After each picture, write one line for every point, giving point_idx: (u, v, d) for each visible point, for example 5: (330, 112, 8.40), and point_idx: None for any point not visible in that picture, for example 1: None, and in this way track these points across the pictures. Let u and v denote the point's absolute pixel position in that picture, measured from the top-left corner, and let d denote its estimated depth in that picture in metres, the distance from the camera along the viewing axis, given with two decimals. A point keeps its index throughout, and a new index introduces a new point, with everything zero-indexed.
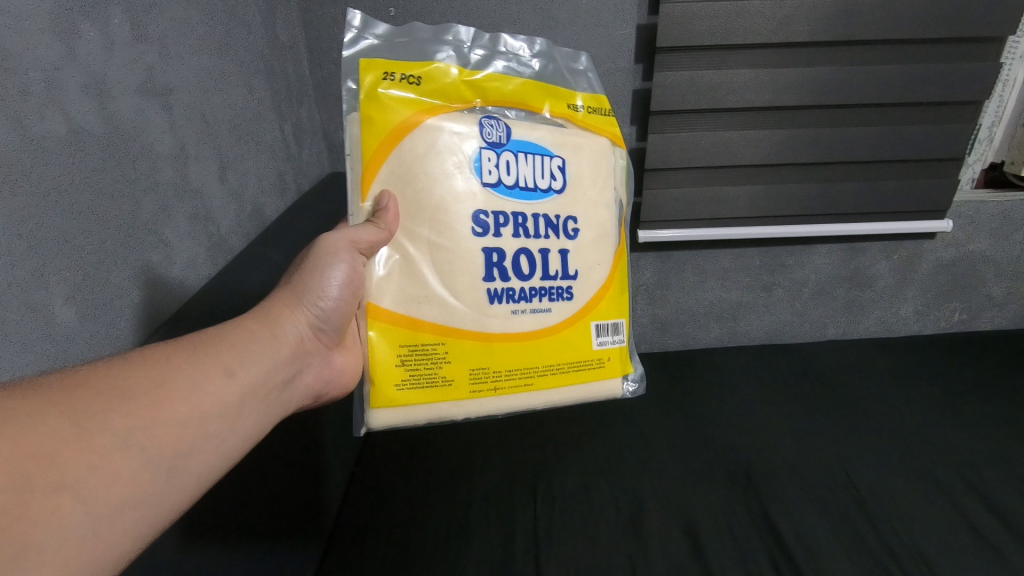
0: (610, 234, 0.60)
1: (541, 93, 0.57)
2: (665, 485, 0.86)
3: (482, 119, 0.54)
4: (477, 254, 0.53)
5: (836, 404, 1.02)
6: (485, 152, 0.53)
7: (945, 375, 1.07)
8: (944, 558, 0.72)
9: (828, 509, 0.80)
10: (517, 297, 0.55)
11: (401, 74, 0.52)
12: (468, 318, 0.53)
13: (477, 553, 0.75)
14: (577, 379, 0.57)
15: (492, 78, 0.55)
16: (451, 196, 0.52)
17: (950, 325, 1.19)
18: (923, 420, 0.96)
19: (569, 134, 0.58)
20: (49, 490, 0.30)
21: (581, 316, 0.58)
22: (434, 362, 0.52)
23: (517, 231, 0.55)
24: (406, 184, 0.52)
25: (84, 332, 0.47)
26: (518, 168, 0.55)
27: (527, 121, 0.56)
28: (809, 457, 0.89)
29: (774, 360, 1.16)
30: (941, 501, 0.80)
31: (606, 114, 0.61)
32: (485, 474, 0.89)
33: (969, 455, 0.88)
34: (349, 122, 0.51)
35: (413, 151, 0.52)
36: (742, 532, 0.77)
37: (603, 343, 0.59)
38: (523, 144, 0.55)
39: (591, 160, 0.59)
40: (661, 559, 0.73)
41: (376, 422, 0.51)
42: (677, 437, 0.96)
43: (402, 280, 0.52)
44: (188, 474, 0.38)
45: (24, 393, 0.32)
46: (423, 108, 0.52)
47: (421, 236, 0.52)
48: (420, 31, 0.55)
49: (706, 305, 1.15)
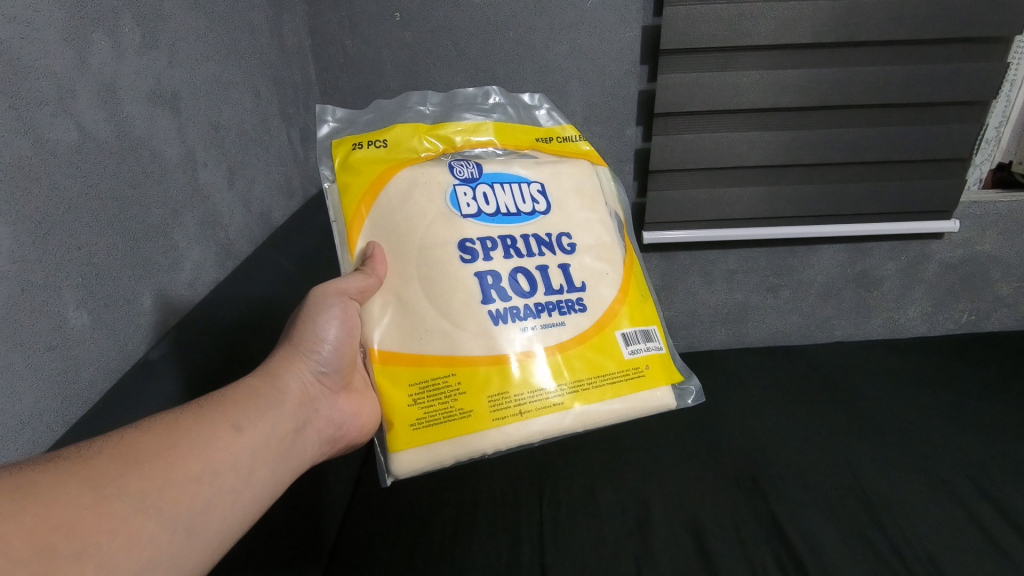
0: (613, 245, 0.60)
1: (505, 132, 0.61)
2: (670, 488, 0.86)
3: (450, 162, 0.58)
4: (470, 281, 0.54)
5: (843, 407, 1.01)
6: (459, 188, 0.57)
7: (953, 376, 1.07)
8: (952, 560, 0.72)
9: (834, 512, 0.79)
10: (523, 315, 0.54)
11: (368, 142, 0.58)
12: (476, 343, 0.53)
13: (484, 557, 0.75)
14: (614, 393, 0.55)
15: (454, 126, 0.60)
16: (433, 233, 0.55)
17: (958, 326, 1.19)
18: (931, 422, 0.96)
19: (544, 162, 0.61)
20: (73, 557, 0.31)
21: (600, 328, 0.56)
22: (448, 396, 0.52)
23: (508, 253, 0.56)
24: (389, 232, 0.55)
25: (96, 340, 0.48)
26: (496, 198, 0.57)
27: (499, 158, 0.60)
28: (815, 460, 0.89)
29: (780, 361, 1.16)
30: (950, 503, 0.80)
31: (579, 142, 0.65)
32: (490, 479, 0.90)
33: (976, 456, 0.88)
34: (329, 193, 0.57)
35: (390, 203, 0.56)
36: (749, 534, 0.77)
37: (635, 351, 0.57)
38: (496, 176, 0.58)
39: (572, 181, 0.61)
40: (667, 561, 0.73)
41: (400, 466, 0.51)
42: (682, 440, 0.96)
43: (398, 319, 0.54)
44: (207, 534, 0.39)
45: (43, 465, 0.34)
46: (393, 165, 0.57)
47: (411, 273, 0.54)
48: (381, 107, 0.62)
49: (711, 307, 1.15)
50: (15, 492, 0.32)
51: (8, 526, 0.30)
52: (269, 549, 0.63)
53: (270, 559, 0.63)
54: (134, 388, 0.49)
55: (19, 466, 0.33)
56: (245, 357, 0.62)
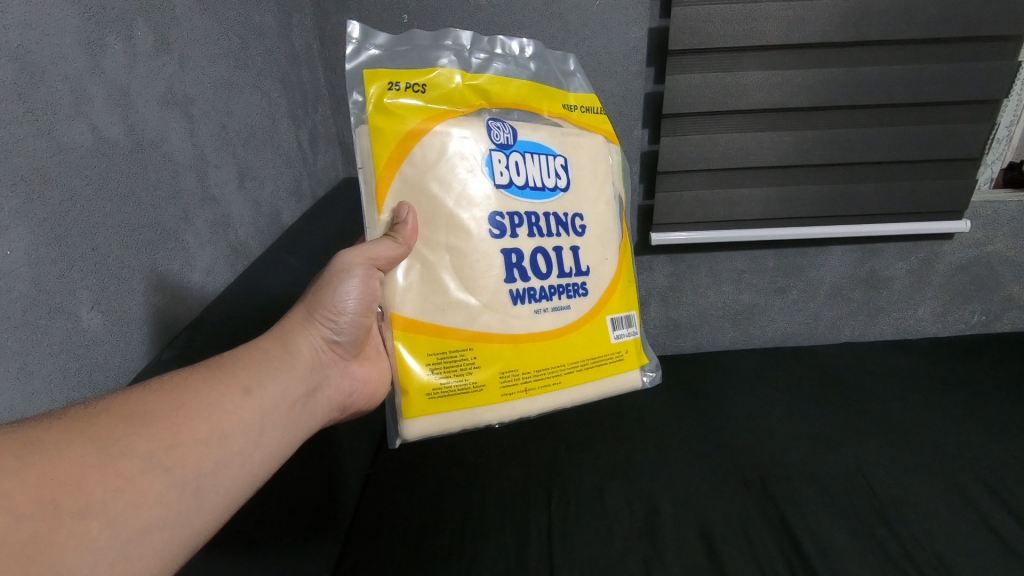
0: (614, 229, 0.61)
1: (540, 95, 0.59)
2: (678, 487, 0.85)
3: (488, 121, 0.55)
4: (496, 256, 0.53)
5: (852, 407, 1.01)
6: (495, 154, 0.54)
7: (963, 377, 1.06)
8: (964, 562, 0.71)
9: (844, 513, 0.79)
10: (538, 297, 0.55)
11: (405, 84, 0.53)
12: (493, 320, 0.53)
13: (492, 555, 0.75)
14: (601, 374, 0.58)
15: (493, 80, 0.56)
16: (465, 199, 0.53)
17: (968, 327, 1.18)
18: (941, 423, 0.95)
19: (569, 133, 0.59)
20: (78, 515, 0.32)
21: (598, 312, 0.58)
22: (464, 368, 0.52)
23: (531, 230, 0.55)
24: (420, 192, 0.53)
25: (110, 338, 0.49)
26: (526, 169, 0.56)
27: (529, 123, 0.58)
28: (824, 460, 0.89)
29: (788, 361, 1.15)
30: (962, 505, 0.79)
31: (598, 113, 0.63)
32: (498, 477, 0.90)
33: (987, 457, 0.87)
34: (358, 134, 0.52)
35: (424, 159, 0.53)
36: (758, 534, 0.76)
37: (620, 336, 0.60)
38: (529, 146, 0.56)
39: (590, 158, 0.60)
40: (676, 561, 0.73)
41: (411, 432, 0.52)
42: (690, 439, 0.95)
43: (425, 286, 0.53)
44: (215, 494, 0.40)
45: (47, 422, 0.34)
46: (430, 117, 0.53)
47: (439, 241, 0.53)
48: (418, 38, 0.56)
49: (719, 308, 1.15)
50: (18, 449, 0.31)
51: (11, 481, 0.30)
52: (278, 546, 0.64)
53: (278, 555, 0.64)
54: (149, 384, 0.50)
55: (23, 422, 0.33)
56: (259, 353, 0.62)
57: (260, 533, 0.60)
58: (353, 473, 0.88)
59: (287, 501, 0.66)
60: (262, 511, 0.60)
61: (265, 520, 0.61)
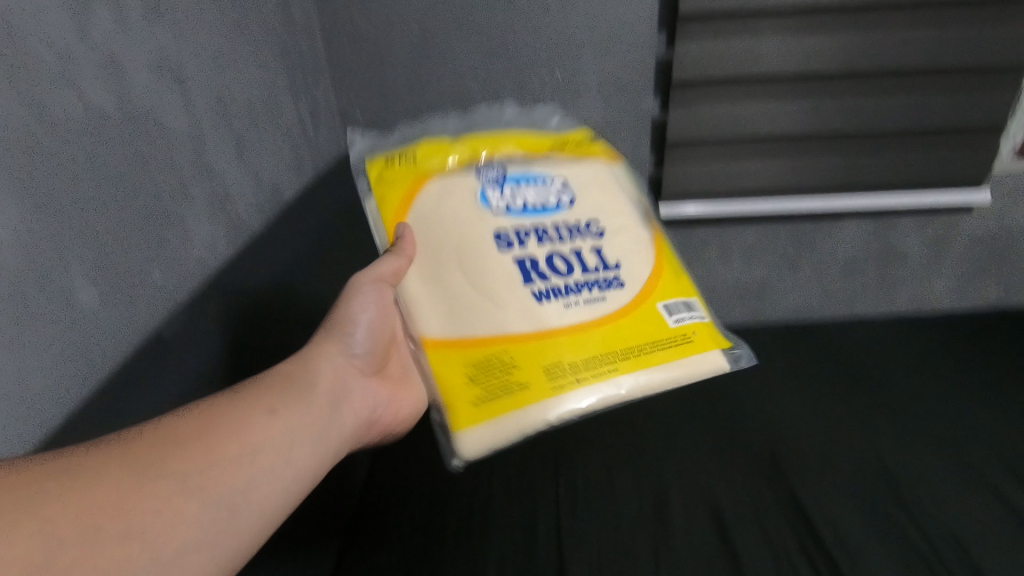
0: (638, 224, 0.60)
1: (527, 144, 0.64)
2: (688, 467, 0.84)
3: (478, 167, 0.60)
4: (511, 267, 0.54)
5: (867, 381, 0.99)
6: (489, 189, 0.58)
7: (981, 350, 1.03)
8: (983, 548, 0.70)
9: (858, 495, 0.78)
10: (563, 293, 0.54)
11: (398, 156, 0.61)
12: (521, 322, 0.52)
13: (500, 539, 0.75)
14: (666, 355, 0.52)
15: (478, 138, 0.63)
16: (469, 228, 0.56)
17: (987, 301, 1.15)
18: (958, 399, 0.93)
19: (566, 159, 0.62)
20: (117, 536, 0.34)
21: (641, 298, 0.55)
22: (502, 370, 0.51)
23: (542, 239, 0.56)
24: (428, 231, 0.57)
25: (109, 319, 0.48)
26: (525, 194, 0.58)
27: (523, 160, 0.62)
28: (838, 437, 0.87)
29: (801, 334, 1.13)
30: (981, 487, 0.78)
31: (595, 142, 0.66)
32: (505, 457, 0.89)
33: (1007, 435, 0.86)
34: (366, 200, 0.59)
35: (427, 208, 0.58)
36: (770, 516, 0.75)
37: (680, 320, 0.55)
38: (524, 175, 0.59)
39: (595, 175, 0.62)
40: (687, 544, 0.73)
41: (468, 447, 0.48)
42: (700, 415, 0.94)
43: (442, 310, 0.54)
44: (251, 515, 0.41)
45: (91, 448, 0.37)
46: (425, 176, 0.59)
47: (452, 266, 0.55)
48: (405, 131, 0.66)
49: (730, 283, 1.13)
50: (63, 474, 0.34)
51: (53, 507, 0.33)
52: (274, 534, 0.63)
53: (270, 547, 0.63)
54: (150, 372, 0.49)
55: (68, 450, 0.36)
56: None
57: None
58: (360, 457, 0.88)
59: None
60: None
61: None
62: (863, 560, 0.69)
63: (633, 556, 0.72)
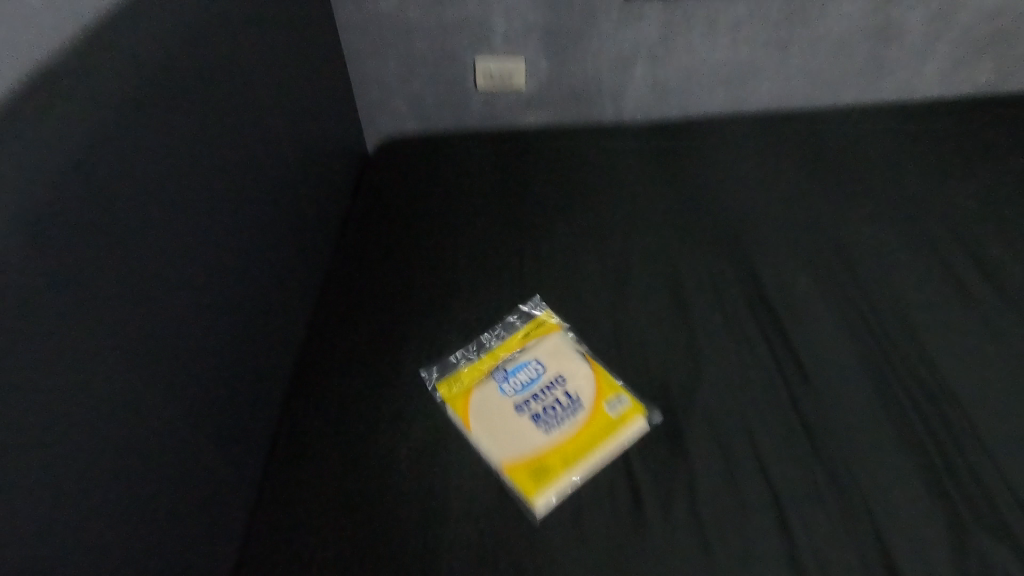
0: (581, 361, 0.77)
1: (517, 338, 0.81)
2: (642, 229, 0.95)
3: (495, 372, 0.77)
4: (525, 423, 0.70)
5: (821, 154, 1.07)
6: (501, 381, 0.75)
7: (945, 133, 1.10)
8: (919, 304, 0.81)
9: (806, 262, 0.88)
10: (549, 425, 0.70)
11: (453, 380, 0.76)
12: (541, 442, 0.68)
13: (468, 286, 0.88)
14: (614, 433, 0.68)
15: (495, 346, 0.80)
16: (501, 409, 0.72)
17: (975, 88, 1.17)
18: (907, 172, 1.02)
19: (540, 345, 0.79)
20: None
21: (595, 408, 0.71)
22: (542, 476, 0.65)
23: (535, 399, 0.73)
24: (483, 419, 0.71)
25: (46, 20, 0.46)
26: (518, 378, 0.76)
27: (517, 356, 0.79)
28: (789, 211, 0.96)
29: (776, 127, 1.14)
30: (927, 253, 0.88)
31: (553, 319, 0.83)
32: (469, 242, 0.95)
33: (961, 211, 0.94)
34: (446, 411, 0.73)
35: (478, 412, 0.72)
36: (726, 279, 0.86)
37: (618, 407, 0.71)
38: (516, 366, 0.77)
39: (556, 346, 0.79)
40: (640, 298, 0.85)
41: (535, 510, 0.63)
42: (664, 196, 1.01)
43: (491, 446, 0.69)
44: None
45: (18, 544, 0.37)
46: (470, 383, 0.75)
47: (497, 438, 0.69)
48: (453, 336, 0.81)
49: (711, 68, 1.11)
50: None
51: None
52: (231, 291, 0.67)
53: (233, 303, 0.67)
54: (76, 72, 0.48)
55: None
56: (181, 79, 0.58)
57: (212, 278, 0.63)
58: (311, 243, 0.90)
59: (242, 246, 0.69)
60: (210, 258, 0.62)
61: (213, 267, 0.63)
62: (808, 319, 0.80)
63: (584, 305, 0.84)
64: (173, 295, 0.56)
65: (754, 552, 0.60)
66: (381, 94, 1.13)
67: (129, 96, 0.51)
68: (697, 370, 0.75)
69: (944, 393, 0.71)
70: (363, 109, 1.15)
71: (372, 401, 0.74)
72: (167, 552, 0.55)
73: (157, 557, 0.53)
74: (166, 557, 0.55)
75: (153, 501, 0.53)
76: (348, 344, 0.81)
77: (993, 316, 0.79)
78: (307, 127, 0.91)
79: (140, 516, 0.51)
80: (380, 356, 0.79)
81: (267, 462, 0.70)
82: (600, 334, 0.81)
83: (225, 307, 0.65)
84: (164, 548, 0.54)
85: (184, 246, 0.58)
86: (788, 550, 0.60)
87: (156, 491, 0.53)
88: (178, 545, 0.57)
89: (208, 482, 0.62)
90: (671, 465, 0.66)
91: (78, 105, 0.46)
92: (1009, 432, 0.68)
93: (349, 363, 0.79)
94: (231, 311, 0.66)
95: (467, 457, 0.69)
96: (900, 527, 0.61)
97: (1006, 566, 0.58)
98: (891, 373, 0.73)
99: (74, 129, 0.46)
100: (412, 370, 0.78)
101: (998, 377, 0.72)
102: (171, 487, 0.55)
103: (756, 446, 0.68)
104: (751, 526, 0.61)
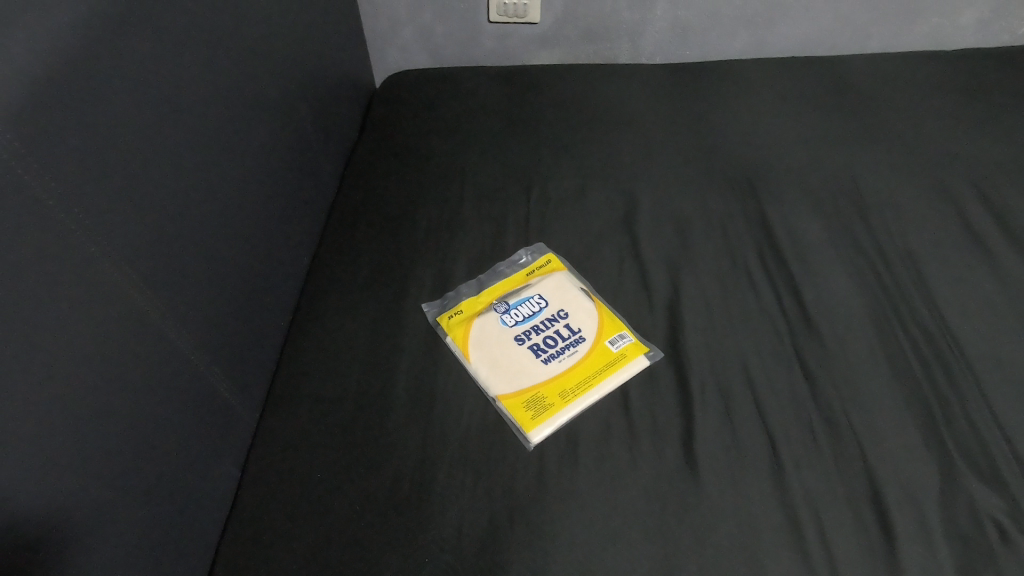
0: (584, 300, 0.78)
1: (520, 273, 0.82)
2: (652, 163, 0.94)
3: (497, 305, 0.78)
4: (526, 355, 0.73)
5: (846, 94, 1.05)
6: (502, 315, 0.77)
7: (977, 77, 1.06)
8: (925, 246, 0.80)
9: (818, 204, 0.87)
10: (550, 358, 0.72)
11: (454, 312, 0.77)
12: (538, 375, 0.70)
13: (472, 215, 0.88)
14: (615, 368, 0.70)
15: (496, 281, 0.81)
16: (501, 341, 0.74)
17: (1010, 38, 1.18)
18: (933, 114, 1.00)
19: (543, 281, 0.80)
20: None
21: (594, 344, 0.73)
22: (538, 405, 0.67)
23: (535, 333, 0.75)
24: (480, 349, 0.73)
25: None
26: (520, 312, 0.77)
27: (519, 291, 0.80)
28: (806, 150, 0.95)
29: (800, 65, 1.11)
30: (940, 198, 0.86)
31: (559, 264, 0.82)
32: (477, 173, 0.94)
33: (985, 153, 0.92)
34: (448, 345, 0.74)
35: (477, 342, 0.74)
36: (733, 218, 0.86)
37: (618, 343, 0.73)
38: (518, 300, 0.78)
39: (558, 284, 0.80)
40: (647, 234, 0.84)
41: (532, 439, 0.65)
42: (677, 132, 1.00)
43: (490, 374, 0.71)
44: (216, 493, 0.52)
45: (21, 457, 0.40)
46: (470, 315, 0.77)
47: (495, 368, 0.72)
48: (455, 268, 0.82)
49: (735, 6, 1.12)
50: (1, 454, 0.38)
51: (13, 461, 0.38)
52: (231, 209, 0.70)
53: (233, 221, 0.70)
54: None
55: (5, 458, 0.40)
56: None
57: (212, 195, 0.66)
58: (310, 169, 0.91)
59: (235, 167, 0.70)
60: (209, 176, 0.65)
61: (213, 184, 0.66)
62: (812, 258, 0.80)
63: (587, 239, 0.85)
64: (173, 205, 0.59)
65: (735, 475, 0.61)
66: (390, 26, 1.17)
67: (114, 15, 0.52)
68: (696, 309, 0.76)
69: (945, 337, 0.71)
70: (371, 42, 1.20)
71: (372, 329, 0.76)
72: (172, 446, 0.59)
73: (161, 448, 0.57)
74: (170, 451, 0.59)
75: (156, 395, 0.57)
76: (350, 274, 0.82)
77: (1008, 264, 0.78)
78: (309, 55, 0.91)
79: (145, 407, 0.55)
80: (381, 286, 0.80)
81: (270, 386, 0.73)
82: (601, 270, 0.81)
83: (224, 224, 0.68)
84: (169, 442, 0.58)
85: (182, 160, 0.60)
86: (768, 475, 0.61)
87: (161, 386, 0.57)
88: (181, 442, 0.60)
89: (212, 387, 0.66)
90: (659, 395, 0.68)
91: (68, 19, 0.48)
92: (1008, 377, 0.67)
93: (351, 291, 0.80)
94: (231, 229, 0.69)
95: (463, 381, 0.71)
96: (881, 459, 0.62)
97: (984, 500, 0.59)
98: (890, 317, 0.73)
99: (61, 46, 0.47)
100: (412, 299, 0.79)
101: (1002, 324, 0.72)
102: (173, 385, 0.59)
103: (749, 380, 0.69)
104: (733, 452, 0.63)
